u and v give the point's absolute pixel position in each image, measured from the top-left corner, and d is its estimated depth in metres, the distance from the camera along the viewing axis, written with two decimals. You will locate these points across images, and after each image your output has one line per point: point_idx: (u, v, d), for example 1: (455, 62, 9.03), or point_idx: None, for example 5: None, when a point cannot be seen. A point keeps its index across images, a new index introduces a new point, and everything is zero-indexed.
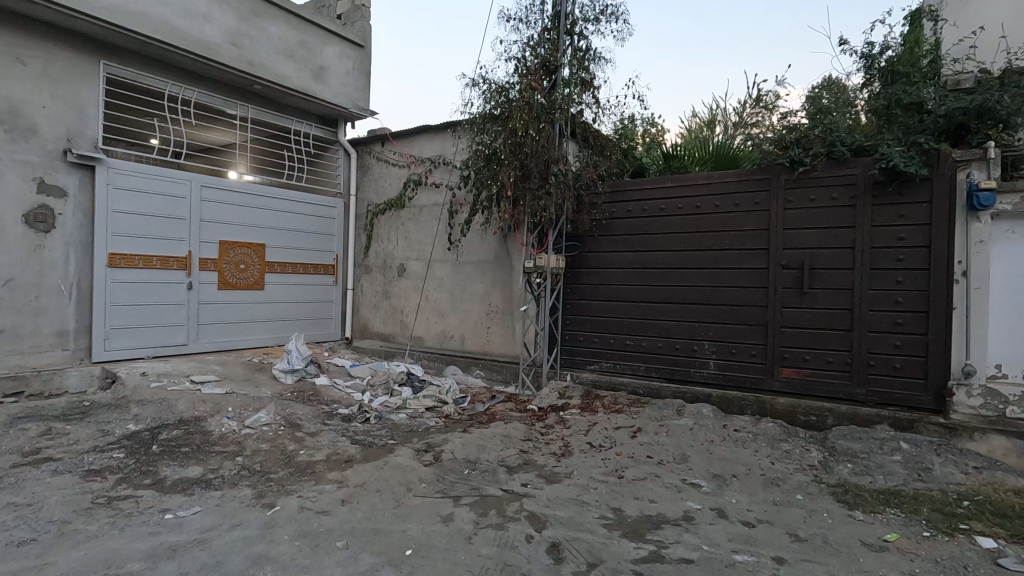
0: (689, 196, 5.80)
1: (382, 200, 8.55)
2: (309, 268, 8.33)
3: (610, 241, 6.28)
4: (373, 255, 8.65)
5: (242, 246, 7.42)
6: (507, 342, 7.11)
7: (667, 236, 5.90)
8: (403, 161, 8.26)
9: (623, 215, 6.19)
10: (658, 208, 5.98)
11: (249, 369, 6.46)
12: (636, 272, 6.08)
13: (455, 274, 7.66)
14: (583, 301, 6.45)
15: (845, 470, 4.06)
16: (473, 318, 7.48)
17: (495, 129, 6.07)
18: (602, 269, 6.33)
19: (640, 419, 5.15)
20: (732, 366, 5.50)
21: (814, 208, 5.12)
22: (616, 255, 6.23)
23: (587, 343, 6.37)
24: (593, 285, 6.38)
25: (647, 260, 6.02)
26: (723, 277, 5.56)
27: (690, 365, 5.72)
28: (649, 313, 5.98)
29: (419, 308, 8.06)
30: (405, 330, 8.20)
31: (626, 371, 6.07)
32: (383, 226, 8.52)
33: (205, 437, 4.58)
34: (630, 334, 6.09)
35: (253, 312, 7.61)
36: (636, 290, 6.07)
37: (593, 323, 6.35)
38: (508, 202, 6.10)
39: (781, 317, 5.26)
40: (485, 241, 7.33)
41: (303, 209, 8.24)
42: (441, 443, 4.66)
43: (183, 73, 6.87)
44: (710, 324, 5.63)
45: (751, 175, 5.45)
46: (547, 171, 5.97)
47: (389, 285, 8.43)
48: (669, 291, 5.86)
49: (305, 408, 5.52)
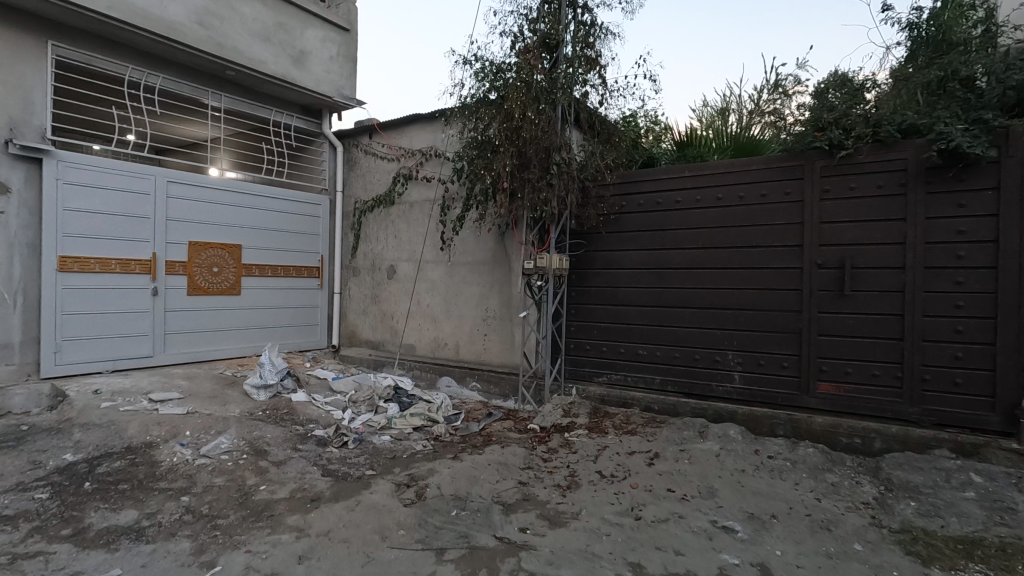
0: (709, 187, 5.12)
1: (370, 196, 7.90)
2: (291, 271, 7.68)
3: (619, 239, 5.61)
4: (361, 256, 8.01)
5: (215, 247, 6.77)
6: (506, 351, 6.46)
7: (683, 232, 5.23)
8: (391, 154, 7.61)
9: (634, 209, 5.52)
10: (673, 201, 5.30)
11: (219, 384, 5.82)
12: (649, 273, 5.41)
13: (448, 276, 7.01)
14: (590, 305, 5.77)
15: (908, 510, 3.38)
16: (469, 325, 6.82)
17: (491, 114, 5.41)
18: (610, 269, 5.65)
19: (657, 443, 4.48)
20: (760, 379, 4.83)
21: (856, 197, 4.43)
22: (626, 254, 5.55)
23: (595, 353, 5.70)
24: (600, 287, 5.71)
25: (661, 260, 5.35)
26: (750, 278, 4.89)
27: (711, 378, 5.05)
28: (664, 320, 5.31)
29: (410, 313, 7.40)
30: (395, 338, 7.56)
31: (639, 384, 5.41)
32: (372, 225, 7.87)
33: (151, 470, 3.93)
34: (642, 343, 5.42)
35: (227, 320, 6.96)
36: (650, 294, 5.40)
37: (601, 330, 5.68)
38: (504, 195, 5.46)
39: (817, 324, 4.58)
40: (481, 240, 6.68)
41: (285, 206, 7.59)
42: (426, 475, 4.01)
43: (146, 56, 6.23)
44: (734, 332, 4.97)
45: (780, 162, 4.77)
46: (547, 160, 5.29)
47: (378, 289, 7.78)
48: (687, 295, 5.19)
49: (275, 431, 4.88)
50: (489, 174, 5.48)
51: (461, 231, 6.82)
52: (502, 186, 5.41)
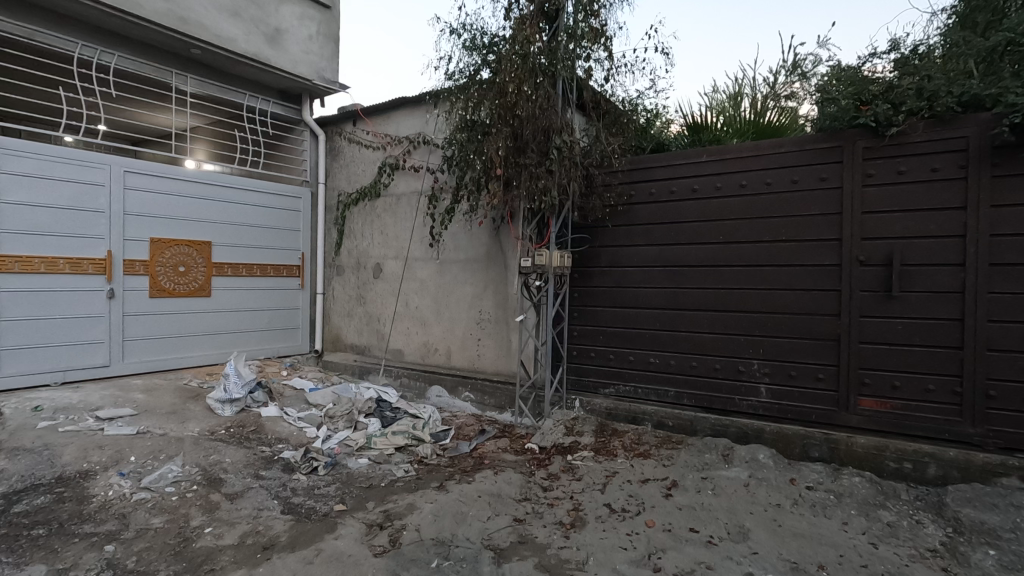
0: (731, 173, 4.49)
1: (354, 189, 7.28)
2: (269, 270, 7.07)
3: (628, 232, 4.98)
4: (345, 254, 7.39)
5: (181, 245, 6.15)
6: (501, 358, 5.86)
7: (701, 224, 4.61)
8: (377, 142, 6.99)
9: (645, 198, 4.90)
10: (689, 189, 4.68)
11: (181, 398, 5.21)
12: (662, 271, 4.80)
13: (438, 276, 6.40)
14: (595, 307, 5.16)
15: (988, 561, 2.77)
16: (462, 329, 6.20)
17: (482, 92, 4.77)
18: (618, 267, 5.03)
19: (675, 469, 3.88)
20: (791, 393, 4.23)
21: (906, 183, 3.81)
22: (635, 250, 4.93)
23: (600, 361, 5.10)
24: (606, 287, 5.09)
25: (676, 256, 4.73)
26: (779, 277, 4.27)
27: (734, 392, 4.45)
28: (680, 324, 4.70)
29: (398, 316, 6.79)
30: (382, 342, 6.96)
31: (650, 397, 4.81)
32: (356, 220, 7.25)
33: (78, 509, 3.32)
34: (654, 350, 4.82)
35: (197, 324, 6.37)
36: (663, 295, 4.79)
37: (608, 336, 5.07)
38: (497, 183, 4.82)
39: (859, 330, 3.96)
40: (474, 235, 6.06)
41: (261, 199, 6.97)
42: (405, 512, 3.40)
43: (98, 32, 5.61)
44: (760, 339, 4.36)
45: (815, 143, 4.14)
46: (546, 143, 4.67)
47: (363, 288, 7.17)
48: (706, 296, 4.58)
49: (237, 454, 4.28)
50: (481, 161, 4.86)
51: (451, 224, 6.19)
52: (494, 173, 4.78)
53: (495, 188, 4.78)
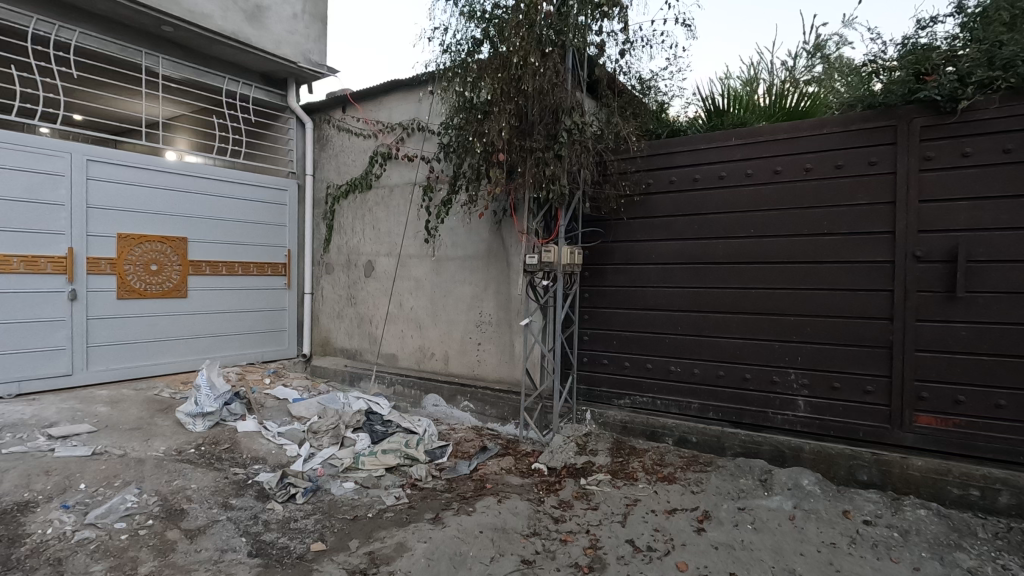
0: (764, 158, 3.98)
1: (344, 180, 6.75)
2: (252, 269, 6.55)
3: (645, 226, 4.46)
4: (335, 251, 6.86)
5: (152, 241, 5.62)
6: (504, 364, 5.35)
7: (728, 215, 4.11)
8: (368, 130, 6.47)
9: (665, 187, 4.38)
10: (715, 176, 4.16)
11: (149, 411, 4.70)
12: (684, 269, 4.28)
13: (434, 274, 5.89)
14: (608, 310, 4.65)
15: None
16: (460, 332, 5.70)
17: (482, 67, 4.25)
18: (634, 264, 4.52)
19: (706, 497, 3.37)
20: (833, 408, 3.73)
21: (972, 166, 3.31)
22: (653, 245, 4.42)
23: (615, 369, 4.60)
24: (620, 287, 4.58)
25: (700, 252, 4.21)
26: (819, 275, 3.77)
27: (768, 405, 3.95)
28: (705, 329, 4.19)
29: (391, 317, 6.29)
30: (374, 346, 6.46)
31: (671, 410, 4.32)
32: (346, 214, 6.72)
33: (6, 553, 2.81)
34: (675, 357, 4.32)
35: (172, 327, 5.86)
36: (685, 295, 4.27)
37: (622, 341, 4.56)
38: (499, 170, 4.32)
39: (916, 336, 3.45)
40: (474, 230, 5.55)
41: (242, 192, 6.45)
42: (395, 553, 2.90)
43: (55, 5, 5.09)
44: (798, 345, 3.86)
45: (862, 123, 3.63)
46: (554, 125, 4.15)
47: (354, 288, 6.66)
48: (735, 296, 4.07)
49: (205, 477, 3.77)
50: (481, 144, 4.34)
51: (448, 218, 5.69)
52: (496, 158, 4.26)
53: (497, 175, 4.26)
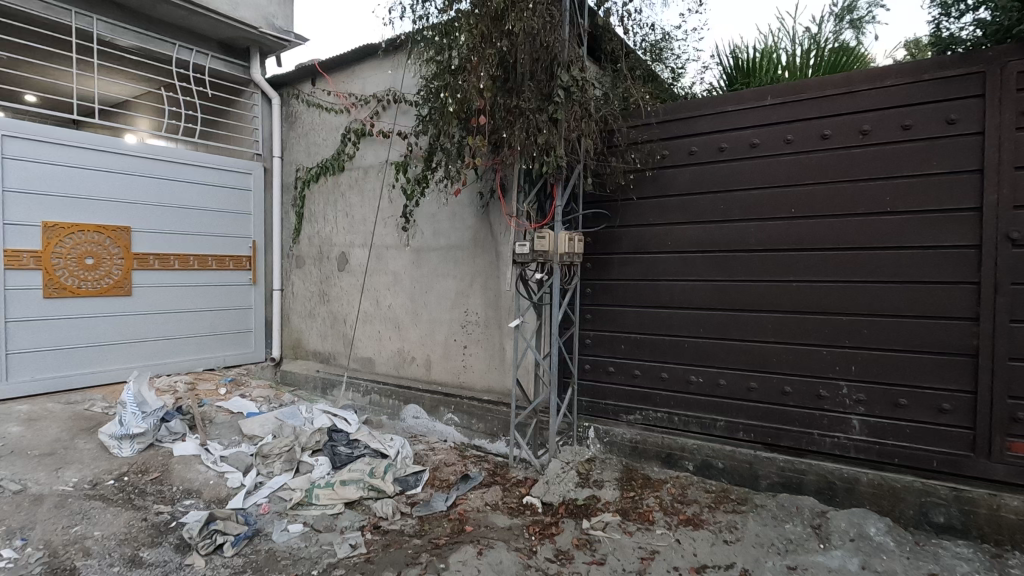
0: (808, 119, 3.22)
1: (315, 162, 5.99)
2: (209, 262, 5.81)
3: (658, 206, 3.70)
4: (305, 242, 6.10)
5: (86, 230, 4.88)
6: (494, 370, 4.63)
7: (762, 192, 3.35)
8: (339, 104, 5.70)
9: (683, 159, 3.62)
10: (746, 144, 3.40)
11: (71, 431, 3.97)
12: (706, 258, 3.53)
13: (414, 268, 5.14)
14: (614, 308, 3.90)
15: None
16: (444, 333, 4.96)
17: (459, 12, 3.47)
18: (646, 253, 3.76)
19: (742, 549, 2.64)
20: (897, 430, 2.99)
21: None
22: (669, 230, 3.67)
23: (623, 379, 3.86)
24: (629, 281, 3.83)
25: (727, 237, 3.46)
26: (880, 264, 3.02)
27: (812, 425, 3.22)
28: (732, 331, 3.45)
29: (366, 316, 5.55)
30: (349, 350, 5.72)
31: (691, 429, 3.59)
32: (317, 200, 5.96)
33: None
34: (696, 365, 3.59)
35: (113, 330, 5.12)
36: (708, 291, 3.53)
37: (632, 345, 3.81)
38: (480, 139, 3.55)
39: (1010, 341, 2.71)
40: (458, 216, 4.80)
41: (196, 174, 5.69)
42: None
43: None
44: (851, 351, 3.11)
45: (937, 71, 2.88)
46: (548, 82, 3.39)
47: (327, 282, 5.91)
48: (770, 291, 3.33)
49: (118, 521, 3.04)
50: (459, 106, 3.58)
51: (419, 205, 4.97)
52: (476, 123, 3.48)
53: (478, 143, 3.50)
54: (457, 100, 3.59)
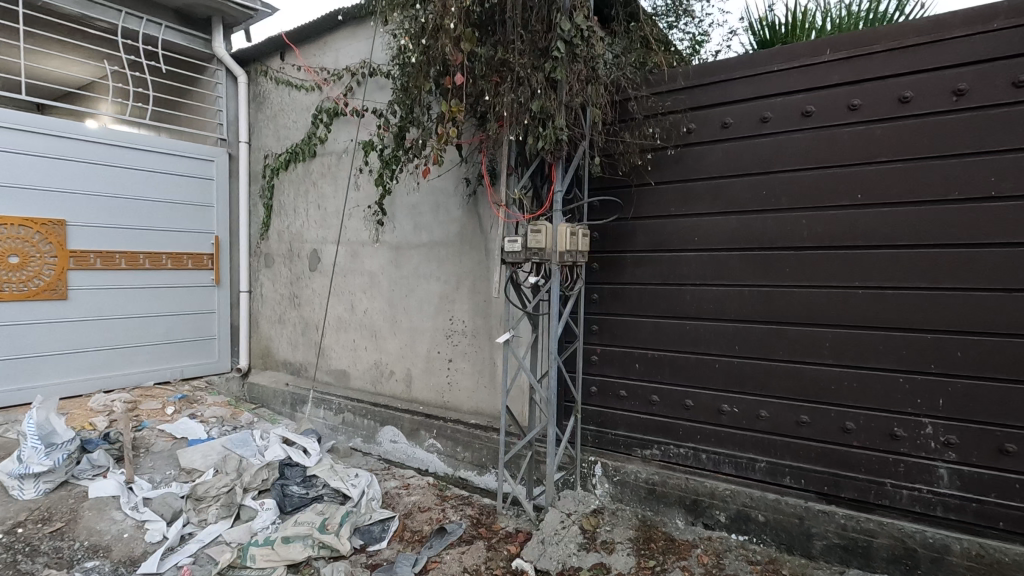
0: (880, 79, 2.49)
1: (284, 148, 5.29)
2: (164, 261, 5.12)
3: (682, 193, 2.98)
4: (274, 238, 5.41)
5: (9, 224, 4.20)
6: (483, 390, 3.94)
7: (817, 174, 2.63)
8: (310, 81, 4.99)
9: (714, 133, 2.89)
10: (797, 113, 2.68)
11: None
12: (744, 257, 2.82)
13: (393, 268, 4.45)
14: (626, 318, 3.18)
15: None
16: (425, 344, 4.27)
17: None
18: (666, 252, 3.05)
19: None
20: (1002, 484, 2.28)
21: None
22: (696, 222, 2.95)
23: (637, 406, 3.16)
24: (645, 285, 3.12)
25: (772, 231, 2.74)
26: (979, 267, 2.30)
27: (883, 472, 2.51)
28: (777, 350, 2.74)
29: (340, 323, 4.86)
30: (321, 361, 5.03)
31: (723, 471, 2.89)
32: (286, 190, 5.27)
33: None
34: (730, 392, 2.88)
35: (45, 339, 4.44)
36: (745, 298, 2.82)
37: (649, 364, 3.11)
38: (454, 102, 2.79)
39: None
40: (441, 208, 4.10)
41: (146, 161, 5.00)
42: None
43: None
44: (937, 380, 2.40)
45: None
46: (544, 33, 2.65)
47: (298, 284, 5.22)
48: (827, 300, 2.62)
49: None
50: (427, 61, 2.84)
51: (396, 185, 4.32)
52: (451, 80, 2.72)
53: (452, 108, 2.76)
54: (423, 54, 2.84)
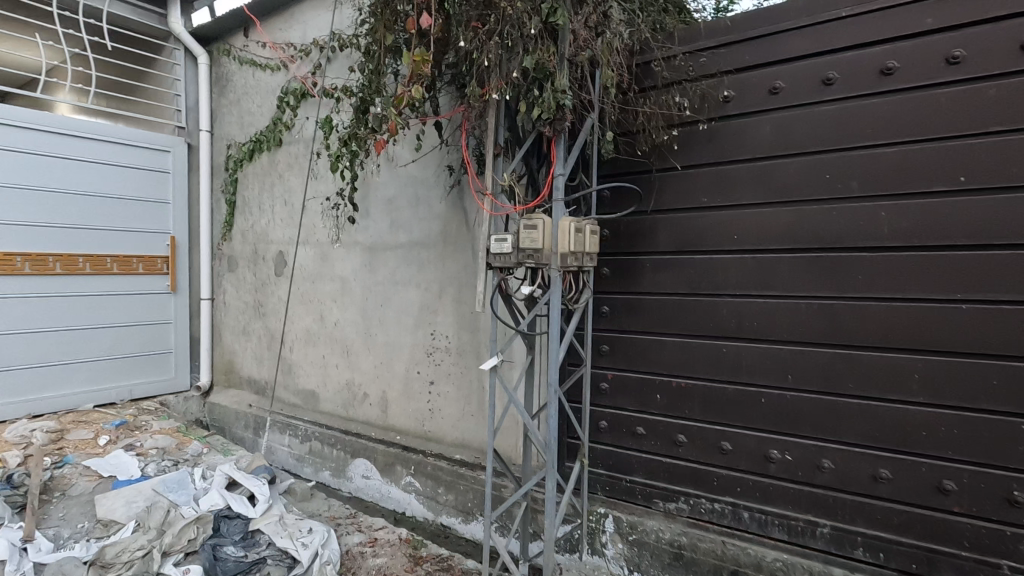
0: (993, 21, 1.85)
1: (248, 136, 4.65)
2: (108, 265, 4.47)
3: (717, 179, 2.35)
4: (237, 239, 4.78)
5: None
6: (470, 419, 3.30)
7: (902, 151, 1.99)
8: (276, 59, 4.36)
9: (760, 102, 2.25)
10: (874, 71, 2.03)
11: None
12: (800, 261, 2.18)
13: (367, 273, 3.81)
14: (645, 337, 2.54)
15: None
16: (403, 363, 3.63)
17: None
18: (697, 254, 2.41)
19: None
20: None
21: None
22: (736, 217, 2.31)
23: (658, 449, 2.52)
24: (669, 296, 2.48)
25: (838, 227, 2.11)
26: None
27: (996, 551, 1.86)
28: (847, 381, 2.11)
29: (309, 336, 4.22)
30: (287, 379, 4.39)
31: (771, 536, 2.25)
32: (250, 184, 4.63)
33: None
34: (782, 434, 2.24)
35: None
36: (801, 314, 2.18)
37: (674, 395, 2.47)
38: (421, 55, 2.12)
39: None
40: (422, 202, 3.47)
41: (87, 150, 4.35)
42: None
43: None
44: None
45: None
46: None
47: (263, 290, 4.58)
48: (915, 319, 1.98)
49: None
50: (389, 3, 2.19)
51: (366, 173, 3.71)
52: (418, 26, 2.08)
53: (417, 59, 2.11)
54: None
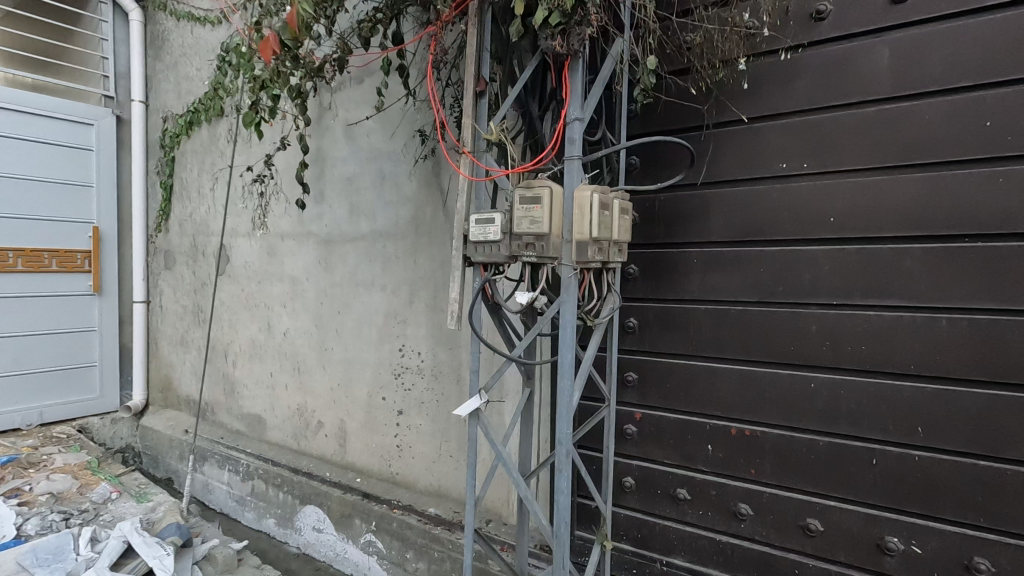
0: None
1: (186, 106, 3.86)
2: (10, 260, 3.64)
3: (804, 135, 1.59)
4: (174, 229, 3.98)
5: None
6: (449, 462, 2.54)
7: None
8: (216, 11, 3.58)
9: (876, 16, 1.50)
10: None
11: None
12: (938, 257, 1.44)
13: (321, 271, 3.04)
14: (691, 364, 1.79)
15: None
16: (365, 386, 2.86)
17: None
18: (769, 246, 1.66)
19: None
20: None
21: None
22: (833, 190, 1.56)
23: (710, 523, 1.77)
24: (727, 306, 1.73)
25: (1004, 204, 1.36)
26: None
27: None
28: (1017, 442, 1.36)
29: (254, 349, 3.43)
30: (229, 401, 3.61)
31: None
32: (188, 164, 3.84)
33: None
34: (905, 513, 1.50)
35: None
36: (939, 335, 1.44)
37: (735, 447, 1.72)
38: None
39: None
40: (388, 179, 2.70)
41: None
42: None
43: None
44: None
45: None
46: None
47: (203, 292, 3.80)
48: None
49: None
50: None
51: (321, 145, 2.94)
52: None
53: None
54: None
